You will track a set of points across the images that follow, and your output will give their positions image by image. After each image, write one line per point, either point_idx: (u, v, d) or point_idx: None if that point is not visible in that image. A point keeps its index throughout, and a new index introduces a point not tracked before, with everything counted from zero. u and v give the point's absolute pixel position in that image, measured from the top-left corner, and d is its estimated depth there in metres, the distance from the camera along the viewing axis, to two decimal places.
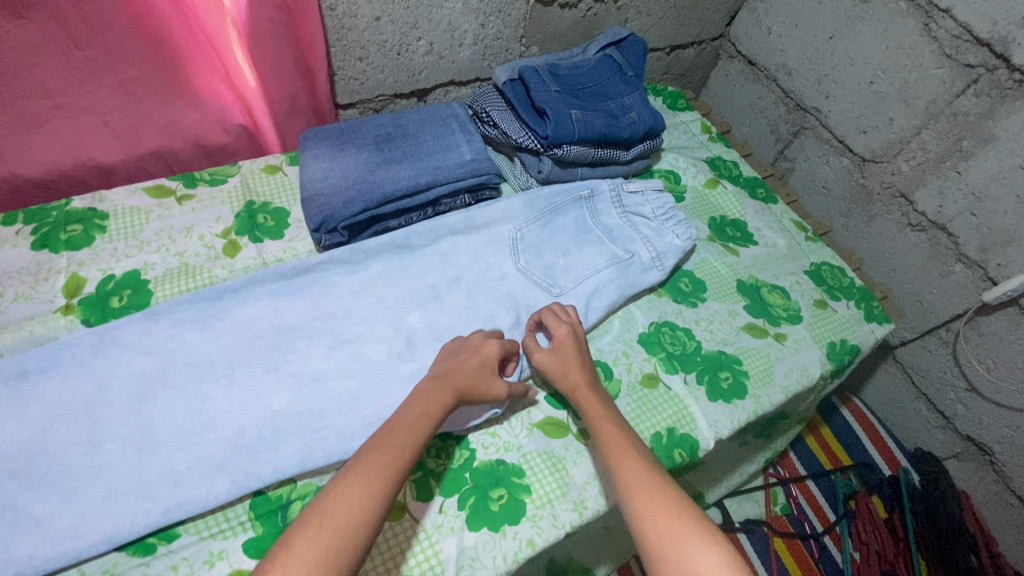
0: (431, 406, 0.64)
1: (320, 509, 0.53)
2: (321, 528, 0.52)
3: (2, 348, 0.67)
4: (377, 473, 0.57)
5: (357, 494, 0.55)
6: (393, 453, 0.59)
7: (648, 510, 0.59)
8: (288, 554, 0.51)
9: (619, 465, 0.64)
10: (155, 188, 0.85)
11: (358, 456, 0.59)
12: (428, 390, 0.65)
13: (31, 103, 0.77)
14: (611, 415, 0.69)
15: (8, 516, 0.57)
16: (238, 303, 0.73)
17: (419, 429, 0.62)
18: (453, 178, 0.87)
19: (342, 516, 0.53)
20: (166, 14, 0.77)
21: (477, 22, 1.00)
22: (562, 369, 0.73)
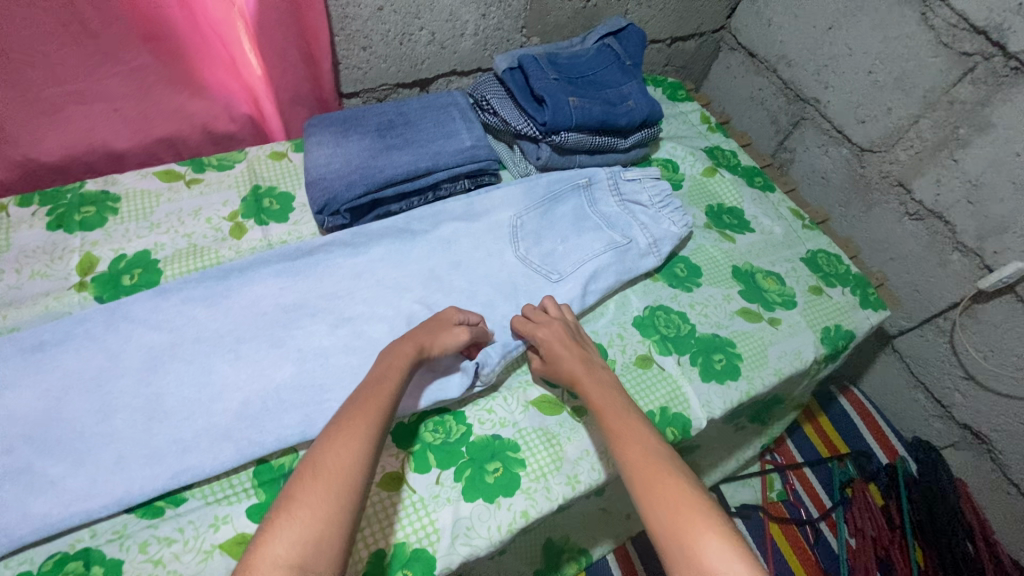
0: (402, 358, 0.66)
1: (314, 462, 0.54)
2: (320, 479, 0.53)
3: (19, 321, 0.70)
4: (360, 418, 0.58)
5: (348, 440, 0.56)
6: (373, 400, 0.60)
7: (651, 480, 0.59)
8: (290, 504, 0.51)
9: (621, 440, 0.64)
10: (166, 172, 0.88)
11: (343, 409, 0.60)
12: (394, 347, 0.67)
13: (46, 89, 0.80)
14: (610, 395, 0.69)
15: (23, 478, 0.60)
16: (244, 282, 0.76)
17: (397, 377, 0.63)
18: (453, 163, 0.89)
19: (334, 464, 0.54)
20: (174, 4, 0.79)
21: (478, 13, 1.02)
22: (555, 360, 0.73)
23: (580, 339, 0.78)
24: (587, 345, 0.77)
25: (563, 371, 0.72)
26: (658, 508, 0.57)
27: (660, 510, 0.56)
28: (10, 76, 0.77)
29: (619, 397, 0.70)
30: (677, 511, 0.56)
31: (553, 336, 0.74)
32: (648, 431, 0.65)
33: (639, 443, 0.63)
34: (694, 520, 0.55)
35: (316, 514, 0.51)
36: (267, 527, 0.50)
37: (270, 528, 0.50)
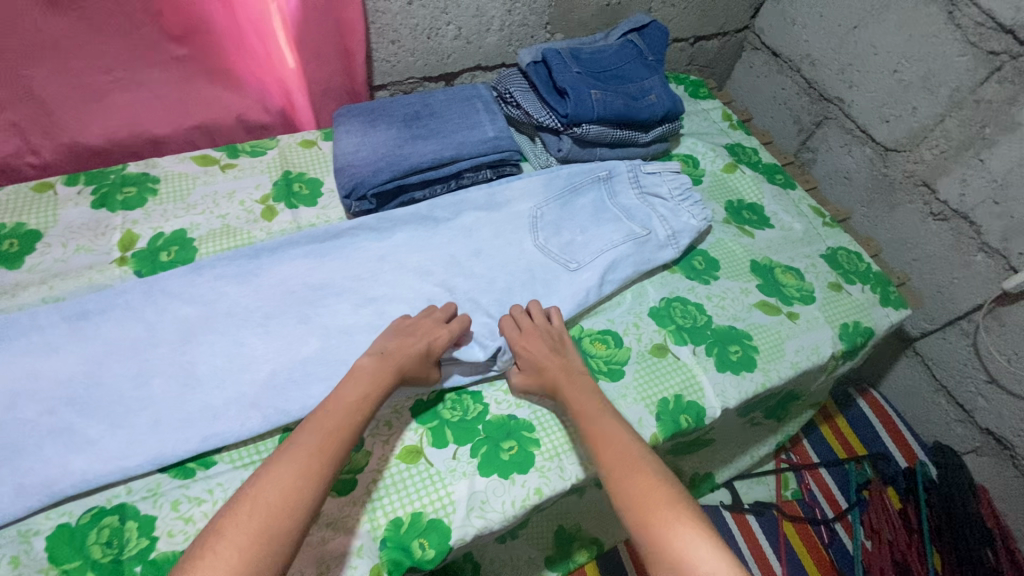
0: (370, 388, 0.65)
1: (250, 496, 0.54)
2: (258, 512, 0.53)
3: (65, 292, 0.74)
4: (311, 456, 0.58)
5: (291, 481, 0.56)
6: (328, 434, 0.60)
7: (627, 481, 0.61)
8: (219, 539, 0.51)
9: (598, 442, 0.66)
10: (202, 157, 0.92)
11: (292, 440, 0.59)
12: (368, 372, 0.67)
13: (93, 76, 0.85)
14: (588, 398, 0.71)
15: (66, 436, 0.63)
16: (274, 261, 0.79)
17: (360, 408, 0.63)
18: (476, 153, 0.92)
19: (274, 500, 0.54)
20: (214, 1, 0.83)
21: (504, 8, 1.05)
22: (538, 368, 0.73)
23: (569, 344, 0.77)
24: (573, 350, 0.77)
25: (546, 378, 0.73)
26: (634, 509, 0.59)
27: (638, 510, 0.59)
28: (60, 63, 0.82)
29: (598, 400, 0.71)
30: (655, 512, 0.58)
31: (535, 346, 0.74)
32: (625, 431, 0.67)
33: (614, 443, 0.65)
34: (669, 519, 0.57)
35: (245, 551, 0.51)
36: (196, 559, 0.50)
37: (197, 560, 0.50)
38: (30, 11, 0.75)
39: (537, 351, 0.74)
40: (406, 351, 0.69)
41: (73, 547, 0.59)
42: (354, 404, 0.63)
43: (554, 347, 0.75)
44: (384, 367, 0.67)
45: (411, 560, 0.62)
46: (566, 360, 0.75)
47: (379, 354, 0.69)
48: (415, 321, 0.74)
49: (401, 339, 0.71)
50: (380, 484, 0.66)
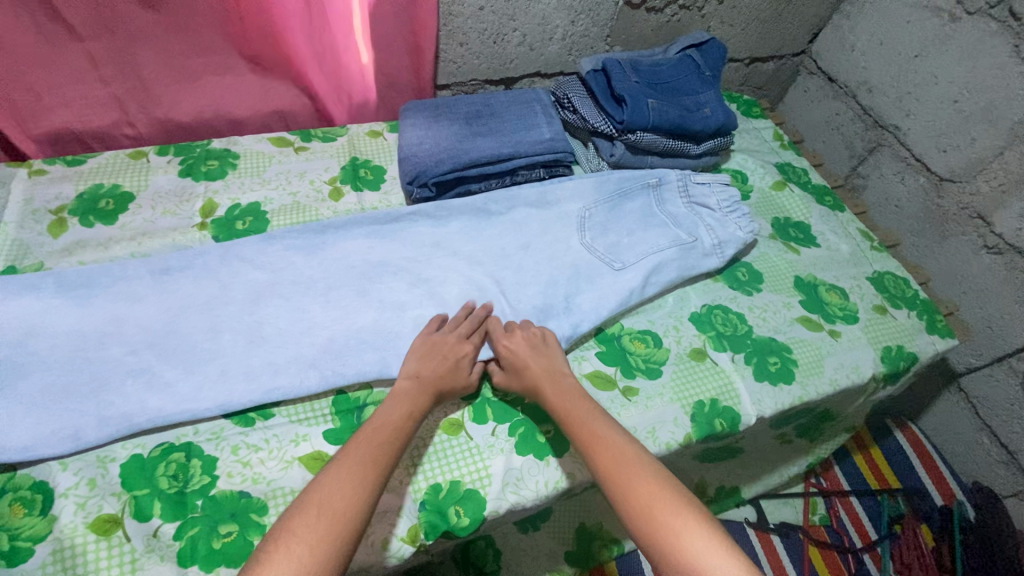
0: (414, 407, 0.68)
1: (313, 499, 0.56)
2: (323, 516, 0.55)
3: (151, 249, 0.81)
4: (366, 466, 0.60)
5: (352, 487, 0.58)
6: (379, 446, 0.62)
7: (629, 486, 0.61)
8: (290, 539, 0.53)
9: (593, 446, 0.65)
10: (278, 138, 0.99)
11: (345, 452, 0.61)
12: (410, 393, 0.69)
13: (191, 60, 0.93)
14: (577, 403, 0.70)
15: (145, 376, 0.69)
16: (338, 237, 0.85)
17: (405, 422, 0.66)
18: (533, 151, 0.96)
19: (336, 507, 0.56)
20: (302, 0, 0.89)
21: (568, 19, 1.09)
22: (519, 370, 0.73)
23: (553, 344, 0.77)
24: (556, 350, 0.77)
25: (528, 380, 0.73)
26: (638, 514, 0.59)
27: (643, 516, 0.59)
28: (164, 46, 0.90)
29: (586, 403, 0.70)
30: (661, 515, 0.58)
31: (519, 349, 0.75)
32: (619, 434, 0.67)
33: (609, 446, 0.65)
34: (677, 524, 0.57)
35: (313, 552, 0.53)
36: (267, 560, 0.51)
37: (266, 562, 0.51)
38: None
39: (523, 356, 0.74)
40: (442, 370, 0.72)
41: (144, 476, 0.64)
42: (400, 421, 0.66)
43: (535, 351, 0.75)
44: (423, 386, 0.70)
45: (447, 525, 0.65)
46: (548, 362, 0.74)
47: (415, 375, 0.71)
48: (441, 337, 0.75)
49: (432, 357, 0.73)
50: (422, 451, 0.70)
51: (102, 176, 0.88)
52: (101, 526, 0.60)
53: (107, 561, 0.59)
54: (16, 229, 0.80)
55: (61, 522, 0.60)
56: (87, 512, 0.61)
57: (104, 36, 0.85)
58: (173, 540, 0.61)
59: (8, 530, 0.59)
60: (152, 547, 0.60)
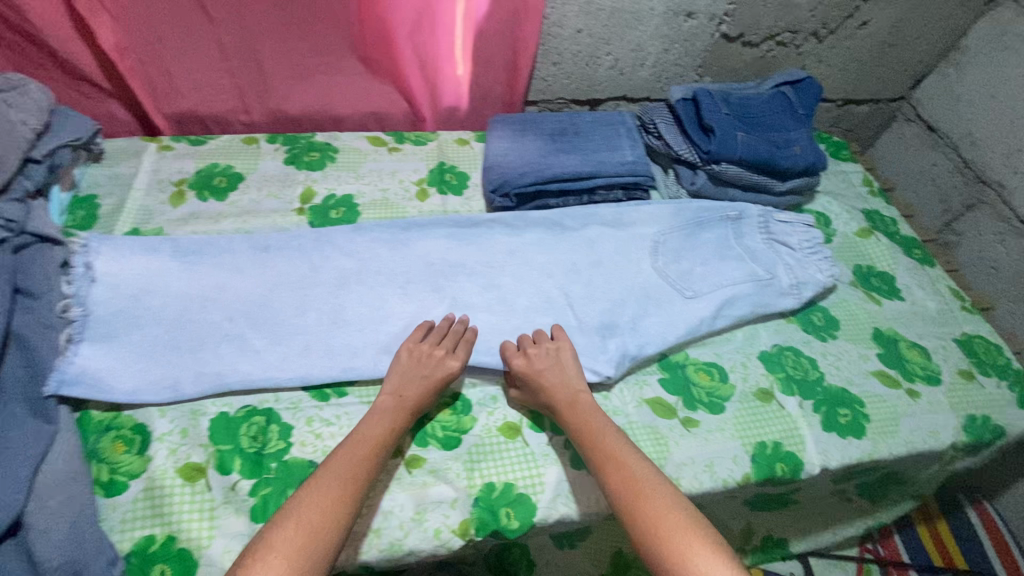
0: (394, 424, 0.68)
1: (296, 511, 0.58)
2: (302, 528, 0.57)
3: (254, 227, 0.88)
4: (344, 480, 0.61)
5: (330, 503, 0.59)
6: (358, 462, 0.63)
7: (637, 506, 0.62)
8: (268, 550, 0.55)
9: (606, 466, 0.66)
10: (374, 138, 1.06)
11: (325, 467, 0.62)
12: (389, 408, 0.70)
13: (307, 59, 1.01)
14: (591, 421, 0.70)
15: (238, 342, 0.75)
16: (420, 236, 0.90)
17: (382, 437, 0.67)
18: (614, 172, 0.98)
19: (314, 520, 0.57)
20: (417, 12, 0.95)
21: (662, 47, 1.11)
22: (542, 390, 0.73)
23: (568, 359, 0.76)
24: (571, 361, 0.76)
25: (552, 401, 0.73)
26: (646, 532, 0.60)
27: (653, 536, 0.59)
28: (287, 45, 0.98)
29: (602, 420, 0.71)
30: (669, 536, 0.58)
31: (535, 364, 0.75)
32: (631, 451, 0.67)
33: (622, 468, 0.65)
34: (686, 545, 0.58)
35: (293, 561, 0.55)
36: (250, 568, 0.54)
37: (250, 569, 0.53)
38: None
39: (537, 371, 0.74)
40: (422, 387, 0.72)
41: (228, 433, 0.69)
42: (378, 436, 0.66)
43: (551, 368, 0.75)
44: (403, 405, 0.70)
45: (497, 524, 0.67)
46: (562, 380, 0.74)
47: (397, 392, 0.72)
48: (427, 348, 0.75)
49: (412, 375, 0.73)
50: (480, 449, 0.72)
51: (218, 156, 0.97)
52: (187, 473, 0.66)
53: (190, 505, 0.64)
54: (142, 196, 0.89)
55: (154, 464, 0.66)
56: (177, 458, 0.67)
57: (237, 30, 0.94)
58: (248, 496, 0.65)
59: (109, 463, 0.66)
60: (229, 499, 0.65)
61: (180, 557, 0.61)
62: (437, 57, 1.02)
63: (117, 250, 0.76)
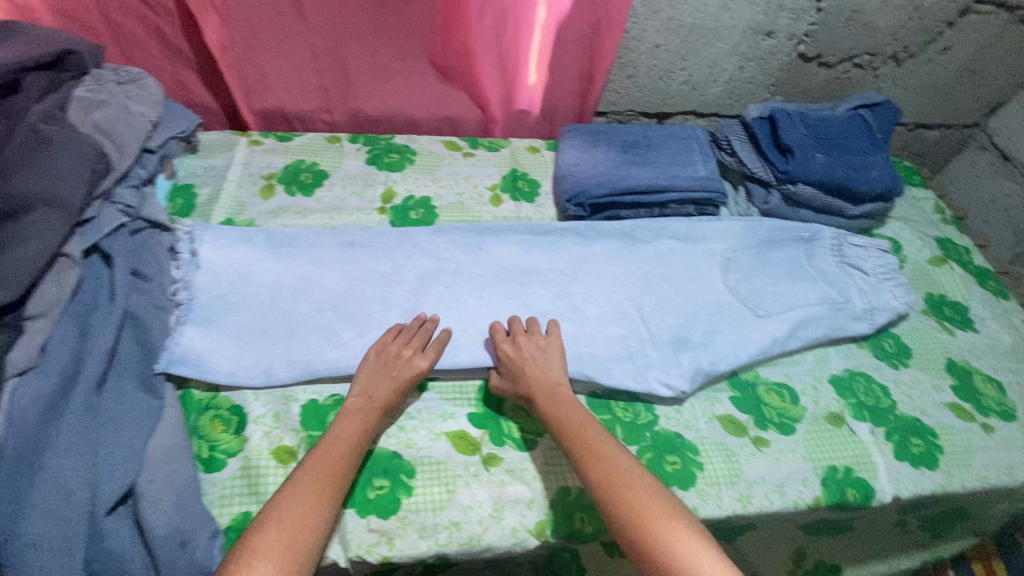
0: (367, 424, 0.68)
1: (276, 517, 0.58)
2: (283, 533, 0.57)
3: (340, 224, 0.92)
4: (322, 482, 0.61)
5: (309, 509, 0.59)
6: (333, 465, 0.63)
7: (619, 499, 0.62)
8: (252, 555, 0.54)
9: (588, 459, 0.66)
10: (450, 142, 1.09)
11: (302, 472, 0.62)
12: (361, 409, 0.69)
13: (391, 64, 1.04)
14: (568, 415, 0.71)
15: (327, 333, 0.79)
16: (495, 241, 0.93)
17: (355, 438, 0.66)
18: (687, 187, 0.99)
19: (295, 524, 0.57)
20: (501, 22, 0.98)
21: (737, 64, 1.11)
22: (518, 376, 0.75)
23: (553, 353, 0.78)
24: (558, 355, 0.78)
25: (524, 386, 0.74)
26: (630, 524, 0.60)
27: (637, 529, 0.59)
28: (374, 48, 1.02)
29: (582, 414, 0.71)
30: (653, 526, 0.59)
31: (519, 354, 0.77)
32: (612, 444, 0.68)
33: (604, 461, 0.65)
34: (670, 534, 0.58)
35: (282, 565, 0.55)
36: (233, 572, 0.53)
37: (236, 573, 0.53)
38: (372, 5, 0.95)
39: (521, 358, 0.76)
40: (391, 387, 0.72)
41: (317, 419, 0.73)
42: (352, 437, 0.66)
43: (536, 359, 0.76)
44: (372, 406, 0.70)
45: (573, 527, 0.69)
46: (545, 371, 0.75)
47: (366, 393, 0.72)
48: (394, 349, 0.75)
49: (381, 376, 0.73)
50: (556, 453, 0.74)
51: (304, 153, 1.01)
52: (280, 455, 0.69)
53: None
54: (235, 188, 0.93)
55: (250, 444, 0.70)
56: (271, 440, 0.70)
57: (330, 33, 0.98)
58: None
59: (208, 440, 0.69)
60: None
61: None
62: (517, 63, 1.04)
63: (219, 238, 0.80)
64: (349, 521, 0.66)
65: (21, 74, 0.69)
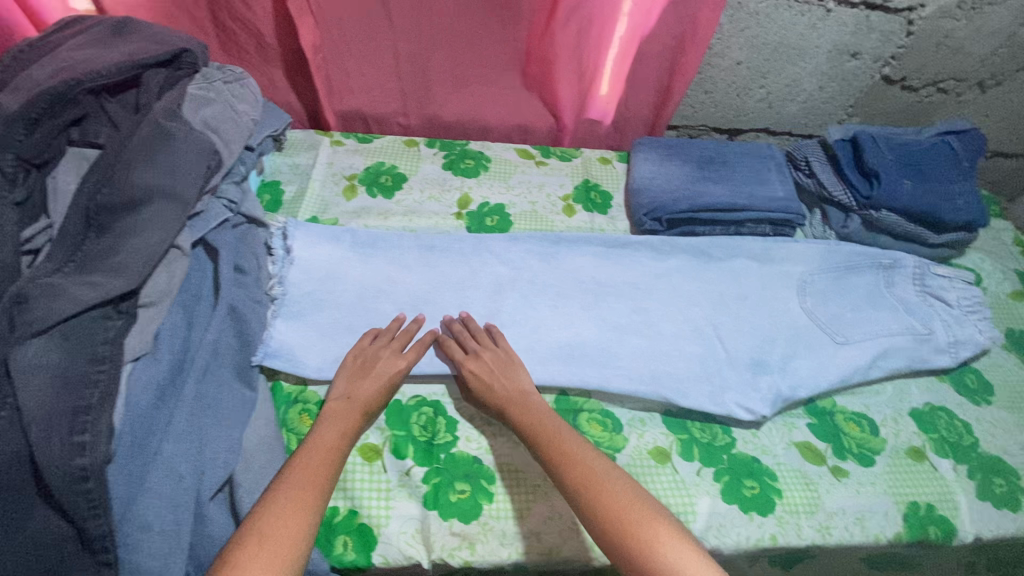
0: (347, 426, 0.67)
1: (257, 531, 0.55)
2: (267, 542, 0.54)
3: (419, 227, 0.94)
4: (305, 488, 0.59)
5: (293, 514, 0.57)
6: (316, 469, 0.61)
7: (595, 500, 0.61)
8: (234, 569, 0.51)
9: (564, 465, 0.65)
10: (523, 150, 1.10)
11: (282, 480, 0.60)
12: (340, 412, 0.68)
13: (470, 69, 1.06)
14: (540, 423, 0.70)
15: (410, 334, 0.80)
16: (570, 252, 0.93)
17: (337, 441, 0.65)
18: (766, 207, 0.97)
19: (280, 533, 0.55)
20: (582, 32, 0.98)
21: (817, 84, 1.10)
22: (488, 393, 0.74)
23: (514, 364, 0.77)
24: (517, 367, 0.77)
25: (494, 404, 0.73)
26: (610, 525, 0.59)
27: (617, 529, 0.59)
28: (454, 54, 1.03)
29: (555, 419, 0.71)
30: (634, 526, 0.58)
31: (483, 370, 0.76)
32: (586, 446, 0.68)
33: (579, 463, 0.65)
34: (649, 533, 0.57)
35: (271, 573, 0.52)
36: None
37: None
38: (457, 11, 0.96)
39: (484, 373, 0.75)
40: (372, 388, 0.71)
41: (400, 419, 0.74)
42: (333, 442, 0.65)
43: (500, 373, 0.76)
44: (351, 408, 0.69)
45: None
46: (509, 385, 0.75)
47: (345, 395, 0.70)
48: (373, 350, 0.75)
49: (361, 378, 0.72)
50: (634, 470, 0.74)
51: (383, 156, 1.03)
52: (366, 453, 0.71)
53: (370, 483, 0.69)
54: (320, 187, 0.95)
55: None
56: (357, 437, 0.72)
57: (414, 38, 1.00)
58: (421, 482, 0.70)
59: (298, 434, 0.71)
60: (404, 482, 0.70)
61: (362, 531, 0.66)
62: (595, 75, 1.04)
63: (309, 236, 0.83)
64: (432, 524, 0.67)
65: (141, 70, 0.72)
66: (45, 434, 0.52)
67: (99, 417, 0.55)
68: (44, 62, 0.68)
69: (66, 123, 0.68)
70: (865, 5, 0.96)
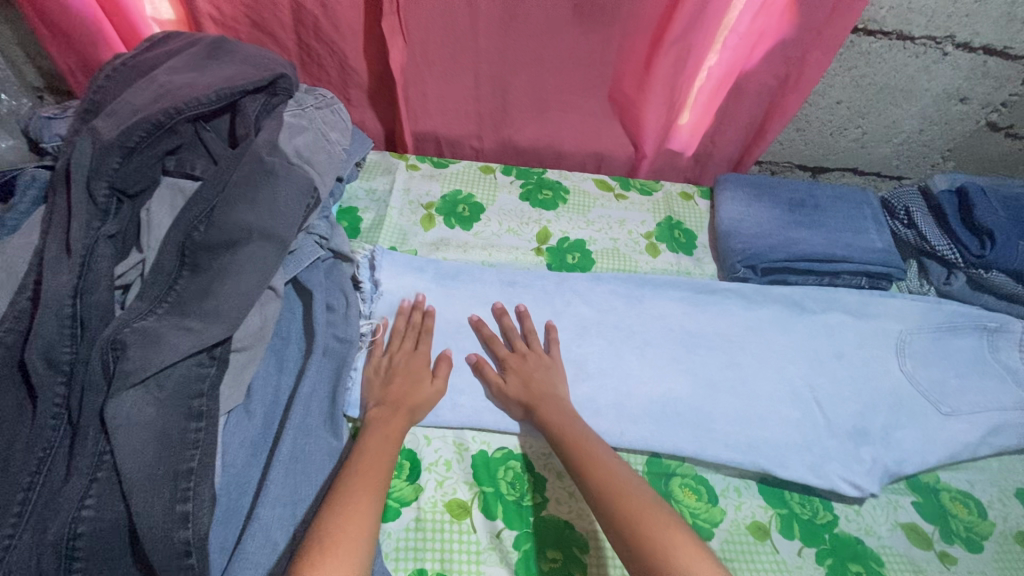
0: (393, 435, 0.64)
1: (326, 536, 0.52)
2: (337, 551, 0.51)
3: (499, 261, 0.90)
4: (367, 492, 0.56)
5: (358, 517, 0.54)
6: (370, 478, 0.58)
7: (617, 507, 0.58)
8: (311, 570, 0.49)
9: (590, 468, 0.63)
10: (601, 182, 1.05)
11: (337, 491, 0.56)
12: (382, 419, 0.66)
13: (552, 94, 1.00)
14: (567, 423, 0.69)
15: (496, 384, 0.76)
16: (656, 296, 0.89)
17: (387, 453, 0.62)
18: (866, 259, 0.92)
19: (348, 537, 0.52)
20: (674, 64, 0.92)
21: (917, 127, 1.04)
22: (523, 381, 0.73)
23: (554, 363, 0.77)
24: (557, 367, 0.77)
25: (527, 394, 0.72)
26: (629, 531, 0.56)
27: (636, 536, 0.56)
28: (537, 79, 0.97)
29: (583, 425, 0.69)
30: (655, 535, 0.55)
31: (525, 363, 0.76)
32: (613, 457, 0.65)
33: (604, 469, 0.63)
34: (673, 543, 0.54)
35: None
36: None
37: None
38: (546, 36, 0.91)
39: (524, 365, 0.75)
40: (404, 385, 0.70)
41: (488, 474, 0.70)
42: (381, 448, 0.62)
43: (542, 370, 0.75)
44: (396, 409, 0.67)
45: None
46: (547, 383, 0.74)
47: (382, 401, 0.68)
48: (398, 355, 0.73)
49: (393, 379, 0.70)
50: (732, 547, 0.69)
51: (460, 182, 0.98)
52: (454, 510, 0.67)
53: (459, 543, 0.65)
54: (397, 215, 0.92)
55: (424, 494, 0.68)
56: (444, 491, 0.69)
57: (496, 60, 0.95)
58: (512, 547, 0.65)
59: None
60: (494, 546, 0.66)
61: None
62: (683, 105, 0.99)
63: (395, 264, 0.82)
64: None
65: (239, 97, 0.68)
66: (147, 503, 0.49)
67: (200, 484, 0.52)
68: (142, 86, 0.65)
69: (163, 152, 0.66)
70: (985, 50, 0.90)
